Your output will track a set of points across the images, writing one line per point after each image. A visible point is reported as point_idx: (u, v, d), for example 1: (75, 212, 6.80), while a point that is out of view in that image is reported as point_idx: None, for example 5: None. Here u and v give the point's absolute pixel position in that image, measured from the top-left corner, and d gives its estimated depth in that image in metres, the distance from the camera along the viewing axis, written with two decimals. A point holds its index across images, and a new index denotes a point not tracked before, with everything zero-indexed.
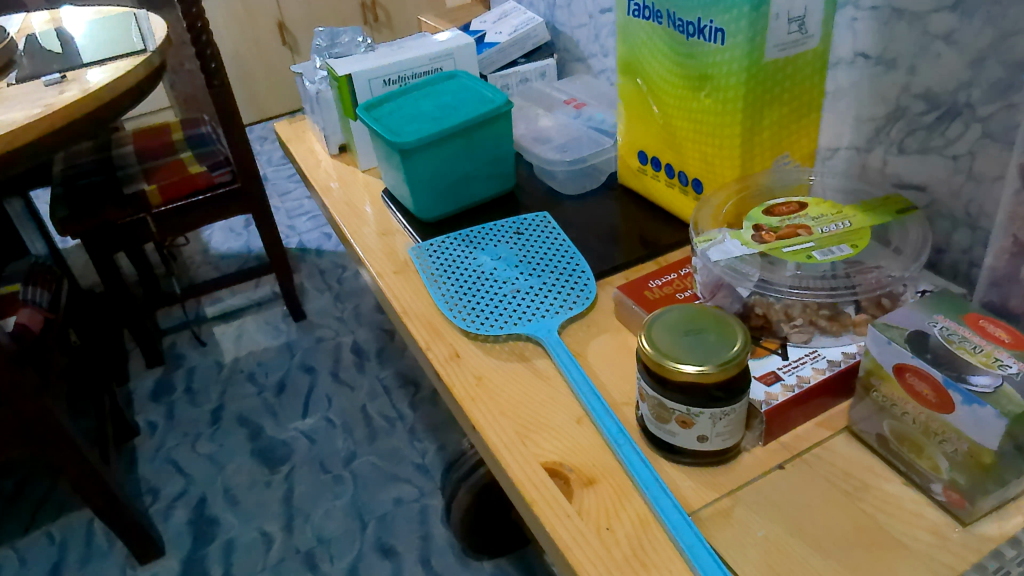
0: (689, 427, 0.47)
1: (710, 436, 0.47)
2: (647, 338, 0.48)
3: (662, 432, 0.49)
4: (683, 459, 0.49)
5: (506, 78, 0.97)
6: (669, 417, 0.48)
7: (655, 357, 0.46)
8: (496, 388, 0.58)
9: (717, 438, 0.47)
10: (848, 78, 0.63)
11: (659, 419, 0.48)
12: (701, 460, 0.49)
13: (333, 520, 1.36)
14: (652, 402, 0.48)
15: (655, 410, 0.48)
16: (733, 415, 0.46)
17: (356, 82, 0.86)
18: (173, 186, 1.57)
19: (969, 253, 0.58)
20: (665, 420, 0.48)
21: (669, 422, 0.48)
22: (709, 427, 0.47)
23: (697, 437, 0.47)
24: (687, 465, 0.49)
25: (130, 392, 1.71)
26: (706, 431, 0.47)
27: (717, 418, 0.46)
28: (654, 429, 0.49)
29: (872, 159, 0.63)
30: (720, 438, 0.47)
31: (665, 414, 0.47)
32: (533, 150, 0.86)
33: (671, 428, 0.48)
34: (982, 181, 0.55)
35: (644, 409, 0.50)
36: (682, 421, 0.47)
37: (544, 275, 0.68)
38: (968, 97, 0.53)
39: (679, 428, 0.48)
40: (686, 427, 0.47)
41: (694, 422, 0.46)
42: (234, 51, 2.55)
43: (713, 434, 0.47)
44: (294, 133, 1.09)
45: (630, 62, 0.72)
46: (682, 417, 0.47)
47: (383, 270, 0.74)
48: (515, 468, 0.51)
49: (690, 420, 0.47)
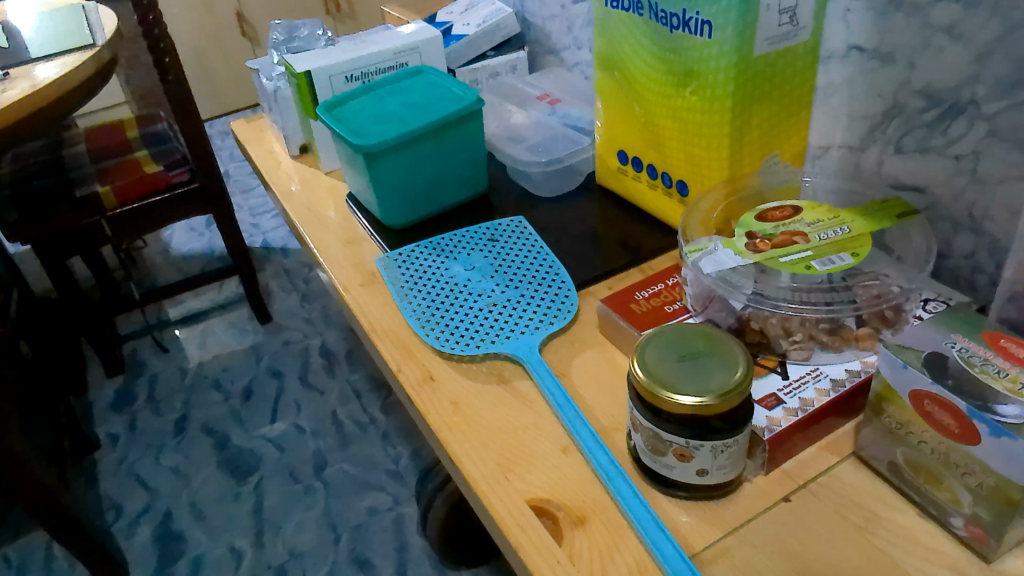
0: (688, 461, 0.43)
1: (710, 469, 0.43)
2: (639, 362, 0.44)
3: (657, 465, 0.45)
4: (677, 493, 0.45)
5: (476, 72, 0.92)
6: (665, 450, 0.44)
7: (648, 385, 0.42)
8: (474, 415, 0.54)
9: (718, 471, 0.43)
10: (841, 73, 0.59)
11: (655, 452, 0.44)
12: (695, 492, 0.45)
13: (305, 533, 1.31)
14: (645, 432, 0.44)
15: (649, 441, 0.44)
16: (735, 446, 0.43)
17: (316, 78, 0.80)
18: (129, 187, 1.50)
19: (972, 257, 0.55)
20: (662, 451, 0.44)
21: (665, 455, 0.44)
22: (710, 460, 0.43)
23: (697, 471, 0.43)
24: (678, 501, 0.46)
25: (89, 403, 1.64)
26: (706, 464, 0.43)
27: (718, 452, 0.42)
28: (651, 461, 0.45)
29: (867, 159, 0.60)
30: (721, 471, 0.43)
31: (661, 446, 0.43)
32: (505, 149, 0.81)
33: (668, 461, 0.44)
34: (986, 183, 0.52)
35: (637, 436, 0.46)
36: (679, 456, 0.43)
37: (522, 286, 0.64)
38: (972, 93, 0.50)
39: (676, 462, 0.44)
40: (685, 461, 0.43)
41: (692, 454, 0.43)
42: (192, 43, 2.46)
43: (713, 467, 0.43)
44: (251, 133, 1.02)
45: (608, 57, 0.67)
46: (679, 449, 0.43)
47: (349, 283, 0.69)
48: (498, 505, 0.47)
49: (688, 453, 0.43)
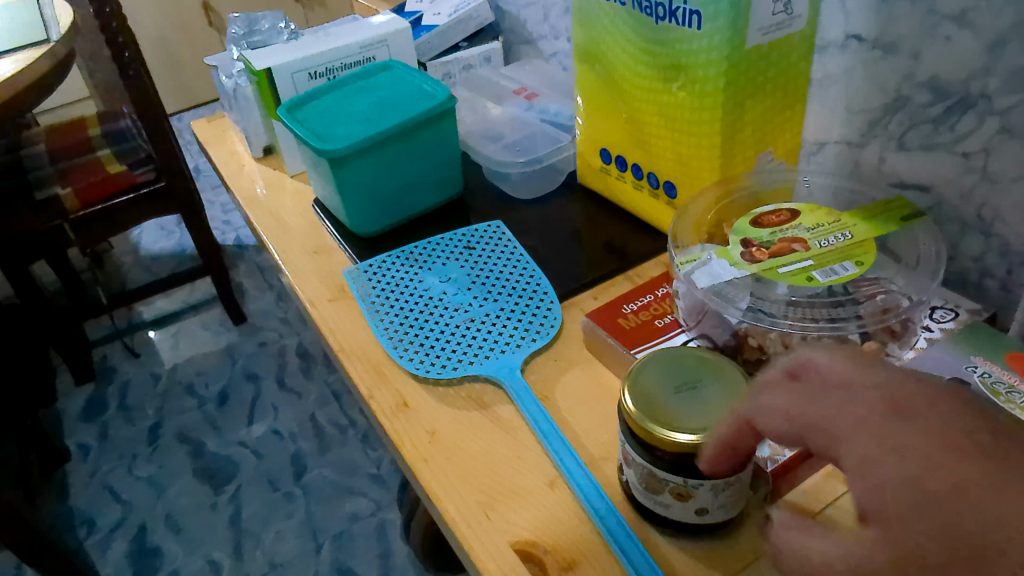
0: (686, 500, 0.39)
1: (711, 508, 0.40)
2: (631, 391, 0.40)
3: (652, 503, 0.41)
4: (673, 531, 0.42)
5: (447, 65, 0.87)
6: (662, 488, 0.40)
7: (641, 419, 0.38)
8: (453, 445, 0.50)
9: (720, 510, 0.40)
10: (838, 64, 0.55)
11: (650, 490, 0.40)
12: (693, 530, 0.42)
13: (286, 543, 1.27)
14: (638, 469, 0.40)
15: (644, 478, 0.40)
16: (738, 484, 0.39)
17: (276, 76, 0.75)
18: (92, 188, 1.44)
19: (981, 261, 0.51)
20: (658, 489, 0.40)
21: (661, 493, 0.40)
22: (710, 499, 0.39)
23: (697, 511, 0.40)
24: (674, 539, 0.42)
25: (58, 413, 1.58)
26: (706, 504, 0.39)
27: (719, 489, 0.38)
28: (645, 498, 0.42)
29: (866, 156, 0.56)
30: (722, 510, 0.40)
31: (656, 483, 0.40)
32: (481, 148, 0.76)
33: (664, 500, 0.40)
34: (997, 182, 0.48)
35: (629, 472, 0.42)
36: (679, 494, 0.39)
37: (501, 298, 0.60)
38: (983, 86, 0.46)
39: (673, 501, 0.40)
40: (684, 500, 0.39)
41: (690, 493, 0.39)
42: (156, 33, 2.37)
43: (714, 506, 0.39)
44: (213, 133, 0.97)
45: (588, 49, 0.63)
46: (677, 488, 0.39)
47: (316, 297, 0.64)
48: (479, 549, 0.43)
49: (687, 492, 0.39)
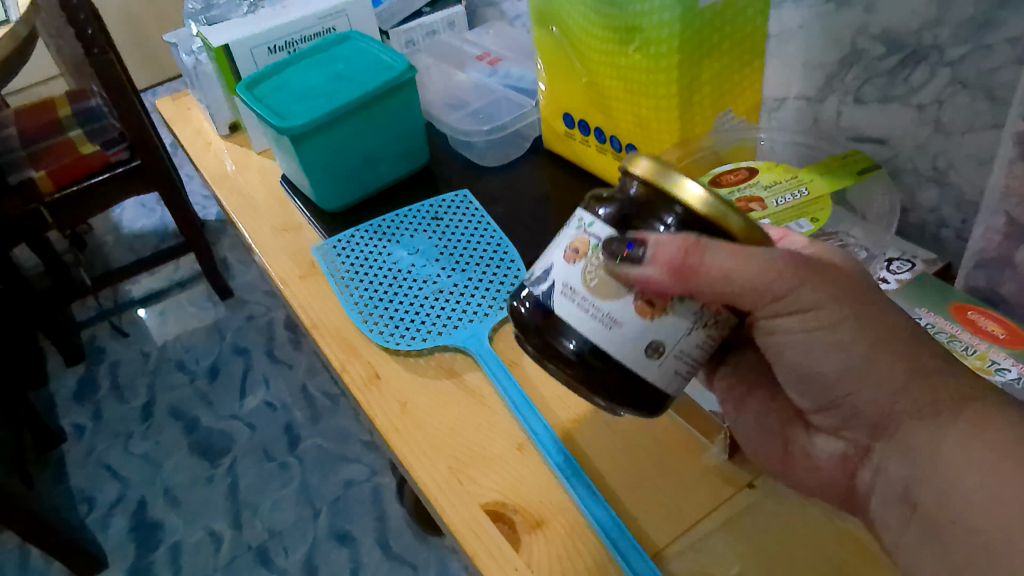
0: (658, 316, 0.34)
1: (666, 349, 0.35)
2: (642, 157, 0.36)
3: (596, 321, 0.35)
4: (609, 372, 0.35)
5: (410, 32, 0.86)
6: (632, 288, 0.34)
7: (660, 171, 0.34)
8: (424, 415, 0.51)
9: (673, 360, 0.35)
10: (795, 18, 0.54)
11: (601, 274, 0.35)
12: (629, 387, 0.36)
13: (283, 510, 1.29)
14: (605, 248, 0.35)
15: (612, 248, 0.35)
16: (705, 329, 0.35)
17: (235, 52, 0.74)
18: (64, 170, 1.42)
19: (938, 211, 0.52)
20: (607, 277, 0.35)
21: (627, 296, 0.34)
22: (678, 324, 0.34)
23: (653, 343, 0.35)
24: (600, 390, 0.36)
25: (51, 395, 1.59)
26: (670, 336, 0.34)
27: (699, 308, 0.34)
28: (571, 310, 0.36)
29: (825, 111, 0.56)
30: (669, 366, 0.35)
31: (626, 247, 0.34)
32: (445, 118, 0.75)
33: (624, 304, 0.34)
34: (950, 134, 0.48)
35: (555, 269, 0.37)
36: (629, 260, 0.34)
37: (468, 269, 0.60)
38: (935, 37, 0.46)
39: (636, 312, 0.34)
40: (650, 321, 0.34)
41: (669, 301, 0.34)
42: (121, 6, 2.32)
43: (672, 347, 0.35)
44: (177, 112, 0.96)
45: (545, 11, 0.62)
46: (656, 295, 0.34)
47: (286, 275, 0.65)
48: (452, 513, 0.45)
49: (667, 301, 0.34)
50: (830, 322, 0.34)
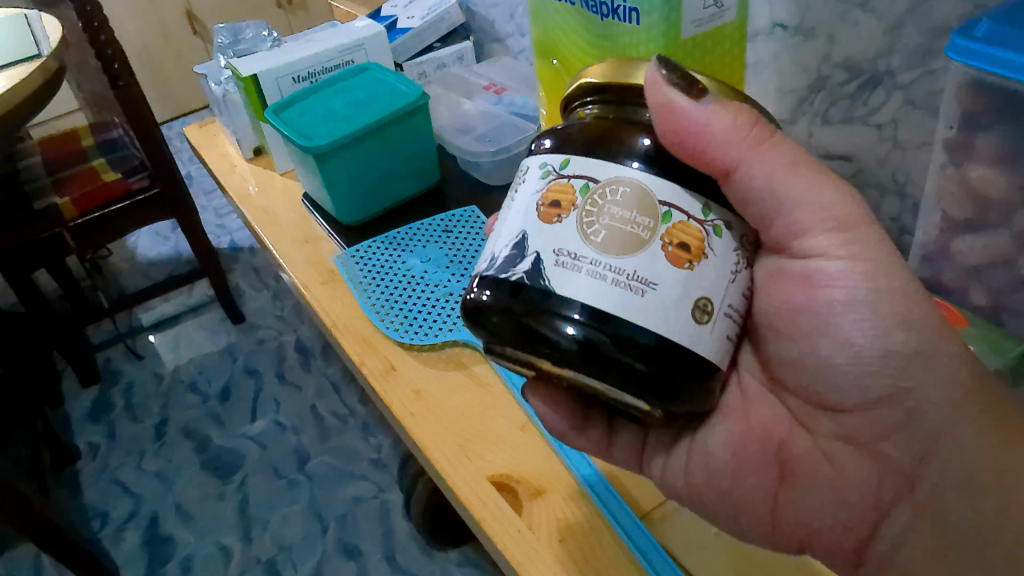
0: (694, 261, 0.34)
1: (711, 298, 0.35)
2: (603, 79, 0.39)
3: (631, 284, 0.33)
4: (667, 344, 0.33)
5: (422, 65, 0.94)
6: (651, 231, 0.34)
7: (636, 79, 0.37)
8: (435, 401, 0.56)
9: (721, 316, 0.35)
10: (768, 49, 0.61)
11: (611, 230, 0.34)
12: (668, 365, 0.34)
13: (292, 525, 1.33)
14: (606, 187, 0.35)
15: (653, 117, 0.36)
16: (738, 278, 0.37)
17: (262, 81, 0.81)
18: (87, 196, 1.48)
19: (899, 220, 0.58)
20: (620, 224, 0.34)
21: (651, 244, 0.34)
22: (708, 266, 0.35)
23: (698, 297, 0.34)
24: (648, 371, 0.34)
25: (67, 415, 1.63)
26: (706, 283, 0.35)
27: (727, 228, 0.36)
28: (596, 276, 0.33)
29: (798, 131, 0.62)
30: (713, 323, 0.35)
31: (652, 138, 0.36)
32: (453, 141, 0.82)
33: (655, 254, 0.34)
34: (907, 149, 0.54)
35: (547, 234, 0.35)
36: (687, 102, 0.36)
37: (475, 274, 0.66)
38: (888, 64, 0.52)
39: (668, 258, 0.34)
40: (688, 268, 0.34)
41: (699, 231, 0.35)
42: (141, 44, 2.42)
43: (712, 294, 0.35)
44: (204, 138, 1.02)
45: (545, 43, 0.69)
46: (678, 235, 0.34)
47: (308, 281, 0.71)
48: (461, 484, 0.50)
49: (697, 241, 0.35)
50: (878, 265, 0.38)
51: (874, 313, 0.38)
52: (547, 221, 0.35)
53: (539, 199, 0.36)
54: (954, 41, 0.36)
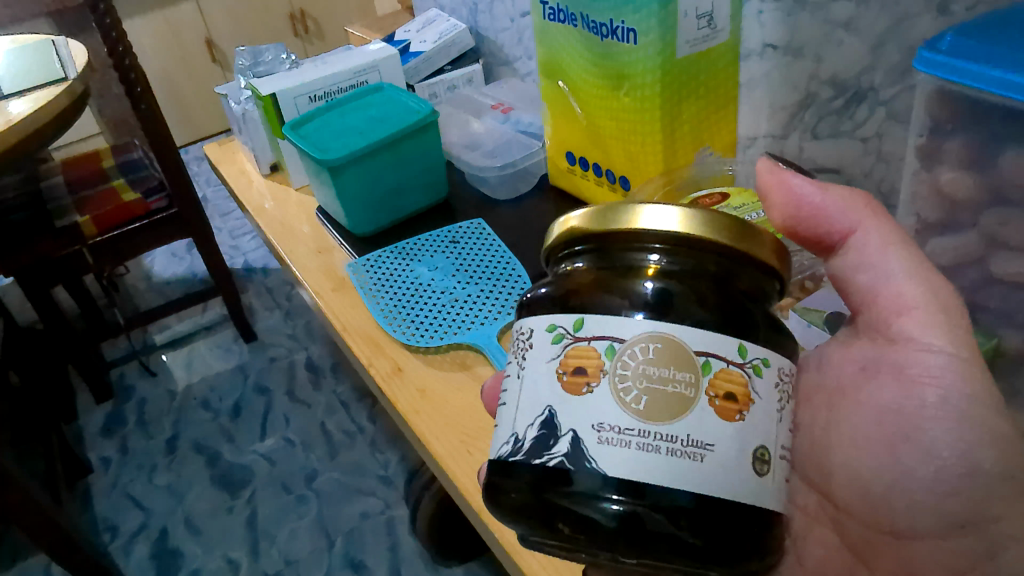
0: (743, 409, 0.32)
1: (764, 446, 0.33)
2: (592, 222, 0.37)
3: (686, 450, 0.31)
4: (734, 506, 0.32)
5: (433, 86, 0.97)
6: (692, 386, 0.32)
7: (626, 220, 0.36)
8: (440, 400, 0.59)
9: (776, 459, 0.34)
10: (760, 69, 0.64)
11: (648, 390, 0.32)
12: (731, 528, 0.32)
13: (299, 540, 1.33)
14: (635, 346, 0.32)
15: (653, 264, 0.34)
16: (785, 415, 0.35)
17: (281, 100, 0.85)
18: (107, 215, 1.51)
19: None
20: (658, 385, 0.32)
21: (697, 400, 0.32)
22: (759, 413, 0.33)
23: (756, 447, 0.33)
24: (703, 544, 0.32)
25: (80, 429, 1.64)
26: (757, 430, 0.33)
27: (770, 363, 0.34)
28: (646, 449, 0.31)
29: (789, 146, 0.65)
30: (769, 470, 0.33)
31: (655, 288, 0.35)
32: (462, 156, 0.85)
33: (703, 412, 0.32)
34: (890, 161, 0.57)
35: (576, 410, 0.32)
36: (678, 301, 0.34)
37: (481, 281, 0.69)
38: (871, 81, 0.55)
39: (717, 412, 0.32)
40: (740, 418, 0.32)
41: (742, 375, 0.33)
42: (162, 71, 2.49)
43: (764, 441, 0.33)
44: (223, 155, 1.07)
45: (550, 65, 0.72)
46: (723, 385, 0.32)
47: (320, 288, 0.74)
48: (463, 476, 0.53)
49: (742, 387, 0.33)
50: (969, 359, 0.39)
51: (961, 419, 0.38)
52: (574, 393, 0.33)
53: (557, 366, 0.33)
54: (922, 54, 0.40)
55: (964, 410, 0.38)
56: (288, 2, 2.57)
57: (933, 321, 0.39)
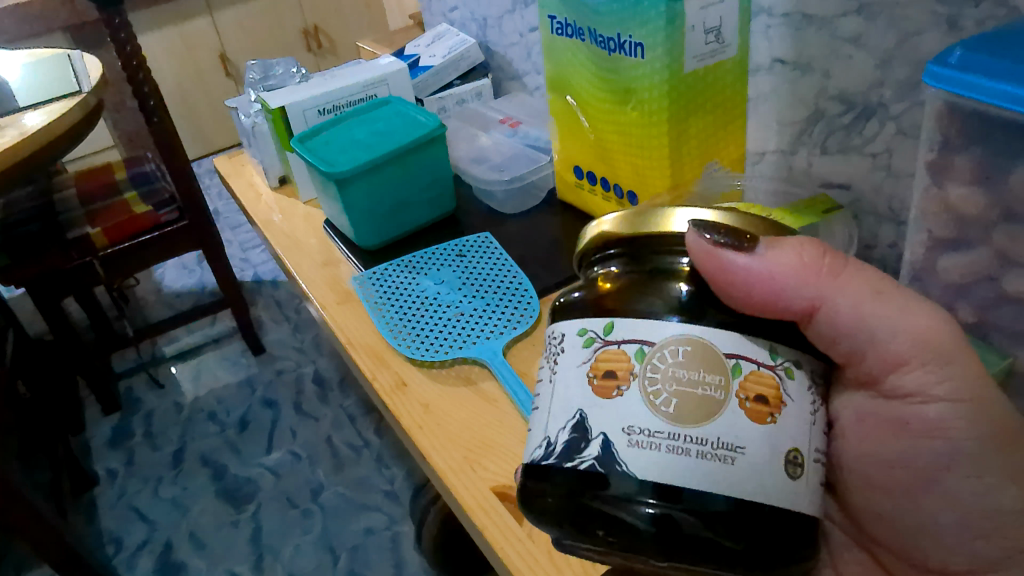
0: (775, 412, 0.32)
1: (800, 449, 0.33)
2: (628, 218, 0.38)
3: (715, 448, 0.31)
4: (764, 507, 0.31)
5: (443, 100, 0.97)
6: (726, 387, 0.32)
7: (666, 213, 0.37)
8: (444, 415, 0.58)
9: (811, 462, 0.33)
10: (768, 83, 0.64)
11: (680, 391, 0.32)
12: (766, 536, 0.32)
13: (303, 556, 1.31)
14: (664, 349, 0.32)
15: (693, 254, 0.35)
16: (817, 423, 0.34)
17: (289, 114, 0.85)
18: (118, 227, 1.52)
19: (896, 246, 0.60)
20: (687, 387, 0.32)
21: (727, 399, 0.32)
22: (790, 416, 0.32)
23: (788, 450, 0.32)
24: (739, 549, 0.32)
25: (87, 441, 1.64)
26: (791, 434, 0.32)
27: (798, 367, 0.34)
28: (677, 451, 0.31)
29: (798, 161, 0.65)
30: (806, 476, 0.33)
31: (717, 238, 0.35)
32: (470, 170, 0.85)
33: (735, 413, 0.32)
34: (900, 177, 0.56)
35: (607, 413, 0.32)
36: (737, 253, 0.35)
37: (486, 296, 0.68)
38: (880, 96, 0.55)
39: (749, 411, 0.32)
40: (771, 422, 0.32)
41: (773, 377, 0.33)
42: (176, 85, 2.51)
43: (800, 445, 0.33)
44: (233, 168, 1.07)
45: (558, 80, 0.72)
46: (754, 386, 0.32)
47: (326, 301, 0.73)
48: (464, 493, 0.52)
49: (773, 389, 0.32)
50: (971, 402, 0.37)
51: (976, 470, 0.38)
52: (605, 397, 0.33)
53: (587, 370, 0.33)
54: (930, 68, 0.39)
55: (986, 454, 0.38)
56: (302, 19, 2.59)
57: (927, 374, 0.38)
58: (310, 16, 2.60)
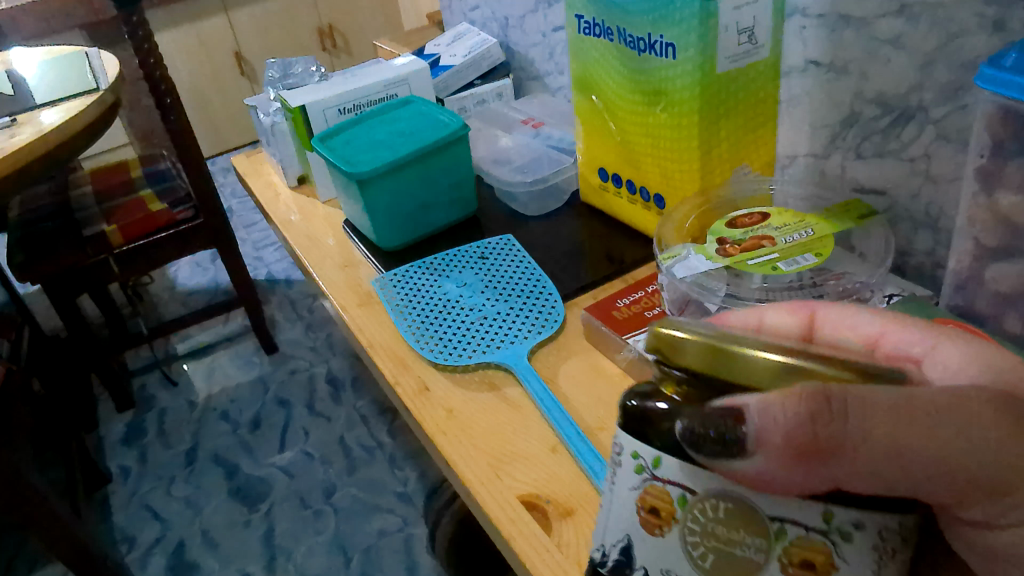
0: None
1: None
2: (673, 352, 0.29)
3: None
4: None
5: (463, 99, 0.96)
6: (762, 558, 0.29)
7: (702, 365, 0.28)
8: (468, 421, 0.57)
9: None
10: (801, 85, 0.63)
11: (712, 550, 0.30)
12: None
13: (316, 557, 1.31)
14: (704, 501, 0.29)
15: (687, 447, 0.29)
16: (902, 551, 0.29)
17: (310, 113, 0.84)
18: (134, 225, 1.51)
19: (933, 253, 0.58)
20: (724, 546, 0.30)
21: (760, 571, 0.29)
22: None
23: None
24: None
25: (100, 439, 1.64)
26: None
27: (859, 528, 0.28)
28: None
29: (831, 165, 0.63)
30: None
31: (716, 433, 0.27)
32: (492, 172, 0.84)
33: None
34: (939, 182, 0.55)
35: (649, 548, 0.31)
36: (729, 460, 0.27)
37: (510, 300, 0.67)
38: (920, 99, 0.53)
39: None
40: None
41: (822, 544, 0.28)
42: (191, 84, 2.52)
43: None
44: (251, 167, 1.07)
45: (584, 80, 0.71)
46: (799, 551, 0.28)
47: (346, 303, 0.72)
48: (490, 502, 0.51)
49: (824, 556, 0.28)
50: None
51: None
52: (651, 531, 0.31)
53: (636, 496, 0.31)
54: (984, 71, 0.38)
55: None
56: (317, 18, 2.59)
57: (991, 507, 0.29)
58: (325, 15, 2.60)
